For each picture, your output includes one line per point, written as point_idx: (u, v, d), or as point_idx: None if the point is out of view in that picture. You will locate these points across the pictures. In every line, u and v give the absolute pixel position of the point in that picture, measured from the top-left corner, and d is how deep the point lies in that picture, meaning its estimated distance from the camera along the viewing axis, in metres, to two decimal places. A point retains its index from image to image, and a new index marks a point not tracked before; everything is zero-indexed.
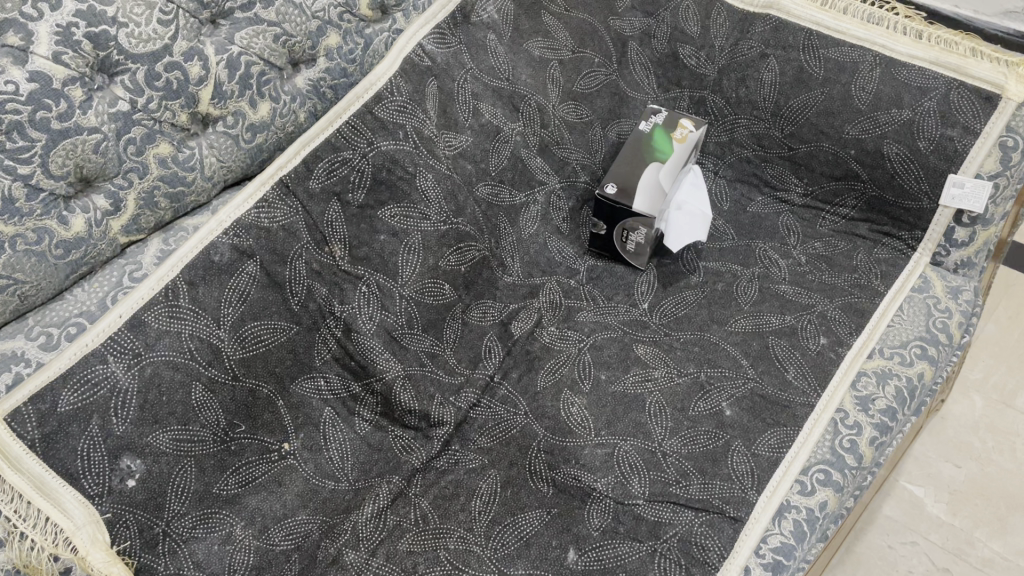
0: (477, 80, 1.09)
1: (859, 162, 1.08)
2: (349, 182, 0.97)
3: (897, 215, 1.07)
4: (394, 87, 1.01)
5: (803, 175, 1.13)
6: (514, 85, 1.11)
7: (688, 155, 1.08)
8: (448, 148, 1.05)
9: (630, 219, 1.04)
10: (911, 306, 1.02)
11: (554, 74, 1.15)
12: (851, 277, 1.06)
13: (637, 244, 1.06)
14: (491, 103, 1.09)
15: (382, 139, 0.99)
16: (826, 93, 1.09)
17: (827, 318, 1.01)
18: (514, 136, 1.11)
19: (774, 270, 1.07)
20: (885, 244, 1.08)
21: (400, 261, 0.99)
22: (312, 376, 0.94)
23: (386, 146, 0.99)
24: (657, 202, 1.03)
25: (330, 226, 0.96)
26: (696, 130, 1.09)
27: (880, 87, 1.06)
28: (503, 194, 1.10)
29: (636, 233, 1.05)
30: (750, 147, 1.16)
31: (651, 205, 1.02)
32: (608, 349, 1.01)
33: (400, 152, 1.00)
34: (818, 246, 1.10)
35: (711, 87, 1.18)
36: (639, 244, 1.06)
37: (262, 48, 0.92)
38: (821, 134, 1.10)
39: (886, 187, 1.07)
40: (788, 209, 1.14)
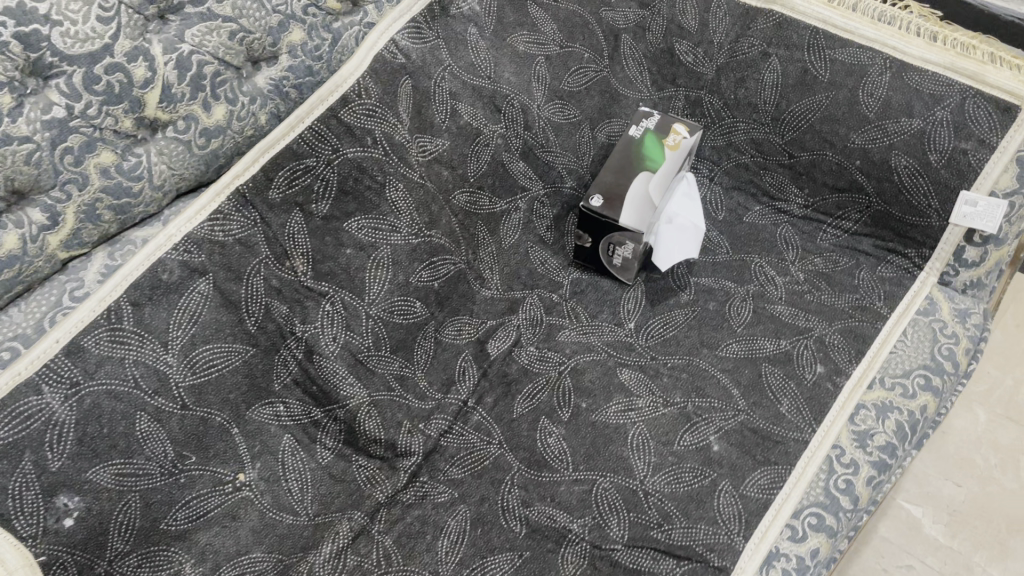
0: (456, 78, 1.01)
1: (864, 173, 1.00)
2: (311, 191, 0.90)
3: (903, 232, 1.00)
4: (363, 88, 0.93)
5: (804, 185, 1.05)
6: (496, 84, 1.04)
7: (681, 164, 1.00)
8: (421, 153, 0.97)
9: (616, 233, 0.97)
10: (916, 330, 0.96)
11: (539, 71, 1.07)
12: (851, 298, 0.99)
13: (623, 259, 1.00)
14: (470, 104, 1.02)
15: (349, 146, 0.92)
16: (831, 97, 1.01)
17: (826, 344, 0.95)
18: (495, 139, 1.03)
19: (770, 288, 1.00)
20: (891, 261, 1.01)
21: (367, 277, 0.92)
22: (269, 403, 0.88)
23: (353, 153, 0.92)
24: (646, 216, 0.96)
25: (291, 238, 0.89)
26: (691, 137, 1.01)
27: (890, 93, 0.98)
28: (481, 201, 1.03)
29: (622, 247, 0.98)
30: (748, 153, 1.08)
31: (639, 220, 0.95)
32: (590, 373, 0.95)
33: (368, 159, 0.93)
34: (818, 262, 1.03)
35: (708, 86, 1.10)
36: (624, 259, 1.00)
37: (216, 46, 0.84)
38: (825, 142, 1.02)
39: (892, 202, 0.99)
40: (787, 220, 1.06)
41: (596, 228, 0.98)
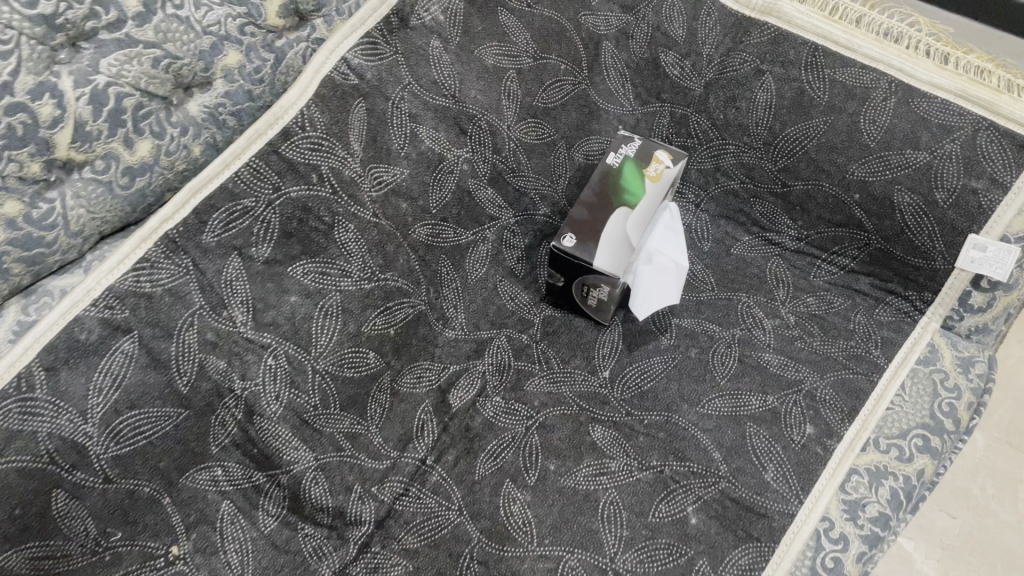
0: (416, 98, 0.92)
1: (863, 209, 0.91)
2: (251, 234, 0.81)
3: (904, 273, 0.92)
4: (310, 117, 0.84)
5: (797, 217, 0.97)
6: (461, 103, 0.94)
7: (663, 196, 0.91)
8: (377, 185, 0.88)
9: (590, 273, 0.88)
10: (915, 383, 0.89)
11: (510, 87, 0.97)
12: (845, 345, 0.91)
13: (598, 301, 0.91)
14: (432, 127, 0.93)
15: (291, 185, 0.81)
16: (830, 122, 0.92)
17: (816, 400, 0.87)
18: (460, 164, 0.94)
19: (758, 332, 0.92)
20: (889, 303, 0.93)
21: (314, 327, 0.83)
22: (206, 468, 0.79)
23: (296, 193, 0.81)
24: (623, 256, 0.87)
25: (228, 286, 0.81)
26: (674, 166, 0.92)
27: (895, 122, 0.89)
28: (445, 233, 0.94)
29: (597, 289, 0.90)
30: (737, 179, 0.99)
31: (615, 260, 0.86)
32: (560, 431, 0.87)
33: (313, 199, 0.82)
34: (811, 302, 0.95)
35: (695, 104, 1.00)
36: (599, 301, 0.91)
37: (136, 76, 0.74)
38: (821, 172, 0.93)
39: (894, 240, 0.91)
40: (778, 253, 0.98)
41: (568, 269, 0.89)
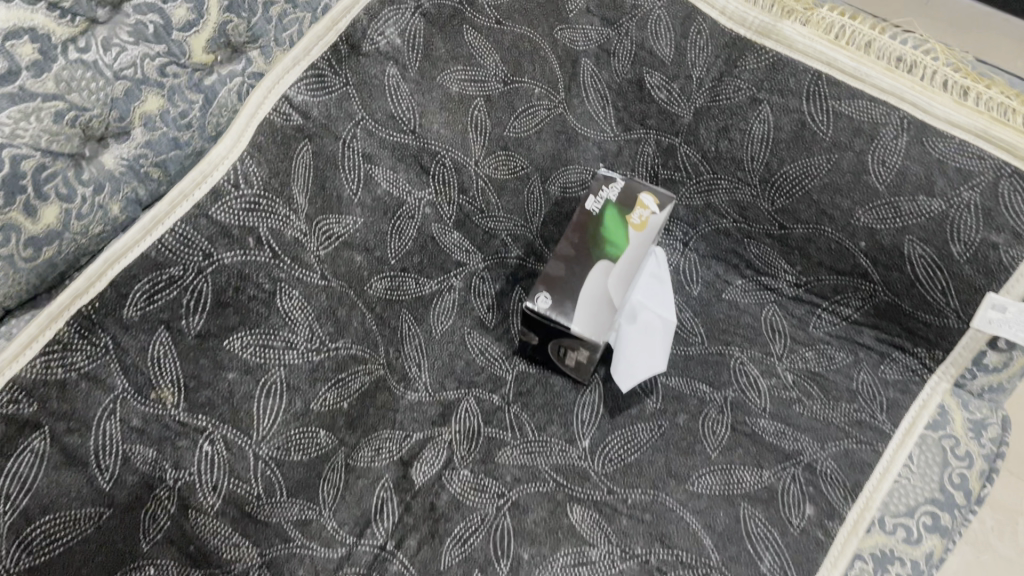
0: (370, 136, 0.81)
1: (870, 258, 0.83)
2: (180, 305, 0.71)
3: (912, 327, 0.83)
4: (247, 171, 0.73)
5: (795, 261, 0.88)
6: (422, 138, 0.83)
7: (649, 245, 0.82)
8: (325, 239, 0.78)
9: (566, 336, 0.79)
10: (924, 452, 0.81)
11: (478, 116, 0.86)
12: (847, 408, 0.83)
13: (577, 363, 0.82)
14: (389, 167, 0.82)
15: (222, 250, 0.72)
16: (833, 161, 0.82)
17: (816, 473, 0.80)
18: (422, 208, 0.84)
19: (752, 395, 0.84)
20: (896, 360, 0.85)
21: (255, 407, 0.74)
22: (135, 571, 0.69)
23: (229, 259, 0.72)
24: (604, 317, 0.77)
25: (156, 364, 0.71)
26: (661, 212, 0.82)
27: (906, 164, 0.79)
28: (407, 284, 0.84)
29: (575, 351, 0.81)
30: (730, 218, 0.90)
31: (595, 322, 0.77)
32: (534, 512, 0.78)
33: (249, 265, 0.73)
34: (809, 357, 0.86)
35: (684, 133, 0.90)
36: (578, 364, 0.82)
37: (35, 135, 0.62)
38: (823, 216, 0.84)
39: (903, 294, 0.82)
40: (775, 299, 0.89)
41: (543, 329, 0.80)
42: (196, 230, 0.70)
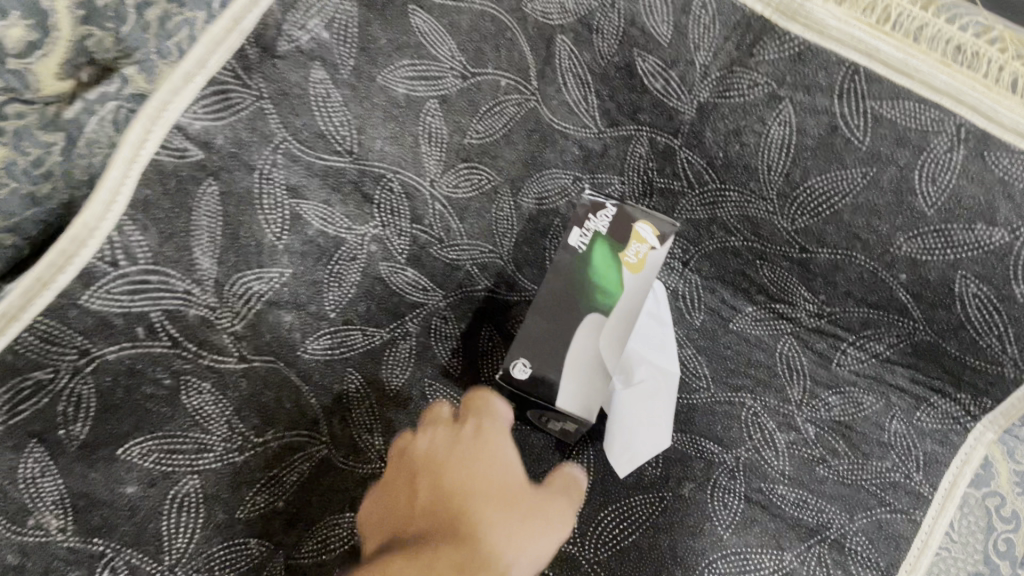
0: (293, 163, 0.63)
1: (911, 293, 0.69)
2: (55, 414, 0.55)
3: (958, 370, 0.70)
4: (127, 242, 0.55)
5: (818, 290, 0.73)
6: (363, 160, 0.65)
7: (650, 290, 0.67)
8: (242, 304, 0.61)
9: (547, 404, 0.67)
10: (966, 519, 0.71)
11: (431, 124, 0.68)
12: (878, 468, 0.71)
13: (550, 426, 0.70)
14: (321, 200, 0.65)
15: (104, 344, 0.55)
16: (873, 176, 0.66)
17: (844, 551, 0.68)
18: (366, 246, 0.68)
19: (768, 455, 0.72)
20: (935, 405, 0.73)
21: (168, 523, 0.59)
22: None
23: (114, 356, 0.56)
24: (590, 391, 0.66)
25: (32, 487, 0.55)
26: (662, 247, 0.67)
27: (963, 184, 0.63)
28: (353, 339, 0.69)
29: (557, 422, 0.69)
30: (740, 235, 0.75)
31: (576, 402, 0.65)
32: None
33: (140, 359, 0.57)
34: (833, 404, 0.74)
35: (685, 134, 0.72)
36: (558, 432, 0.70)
37: None
38: (855, 240, 0.69)
39: (948, 334, 0.69)
40: (791, 329, 0.76)
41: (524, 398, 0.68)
42: (64, 322, 0.53)
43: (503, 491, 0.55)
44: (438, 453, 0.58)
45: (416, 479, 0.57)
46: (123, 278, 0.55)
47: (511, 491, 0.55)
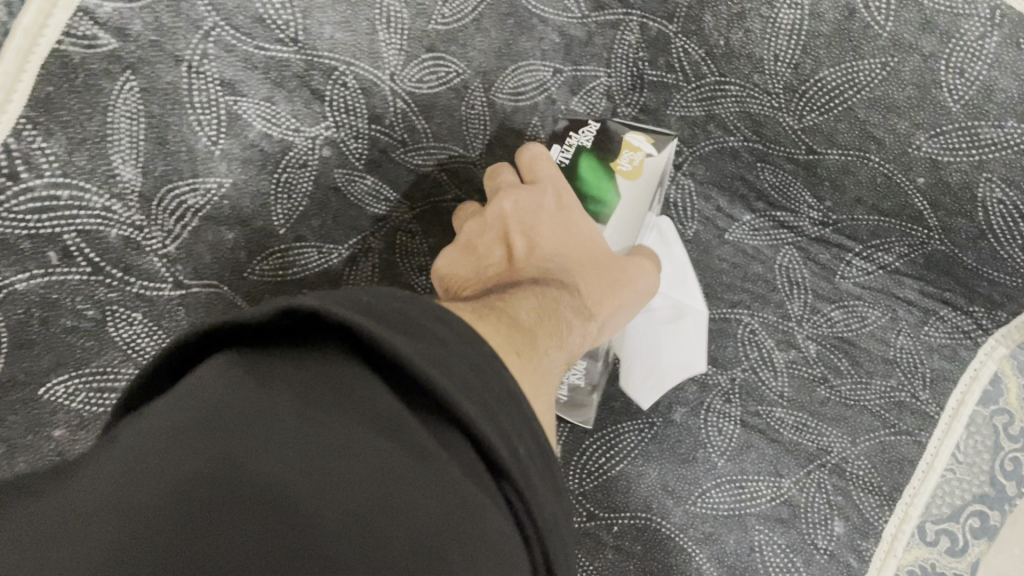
0: (227, 54, 0.53)
1: (928, 198, 0.62)
2: None
3: (970, 284, 0.65)
4: (27, 150, 0.45)
5: (824, 195, 0.67)
6: (310, 49, 0.56)
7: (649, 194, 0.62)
8: (174, 221, 0.53)
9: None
10: (973, 438, 0.63)
11: (390, 6, 0.58)
12: (881, 387, 0.66)
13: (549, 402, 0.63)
14: (263, 97, 0.56)
15: (11, 273, 0.46)
16: (893, 67, 0.57)
17: (846, 476, 0.64)
18: (318, 150, 0.59)
19: (766, 376, 0.67)
20: (944, 318, 0.67)
21: None
22: None
23: (23, 286, 0.47)
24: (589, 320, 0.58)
25: None
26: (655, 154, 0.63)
27: (995, 75, 0.54)
28: (307, 257, 0.62)
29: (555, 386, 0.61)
30: (738, 136, 0.68)
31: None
32: None
33: (55, 289, 0.48)
34: (836, 319, 0.68)
35: (681, 19, 0.64)
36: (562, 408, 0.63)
37: None
38: (869, 140, 0.62)
39: (966, 247, 0.63)
40: (793, 240, 0.70)
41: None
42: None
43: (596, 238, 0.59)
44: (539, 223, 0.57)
45: (491, 267, 0.56)
46: (26, 193, 0.46)
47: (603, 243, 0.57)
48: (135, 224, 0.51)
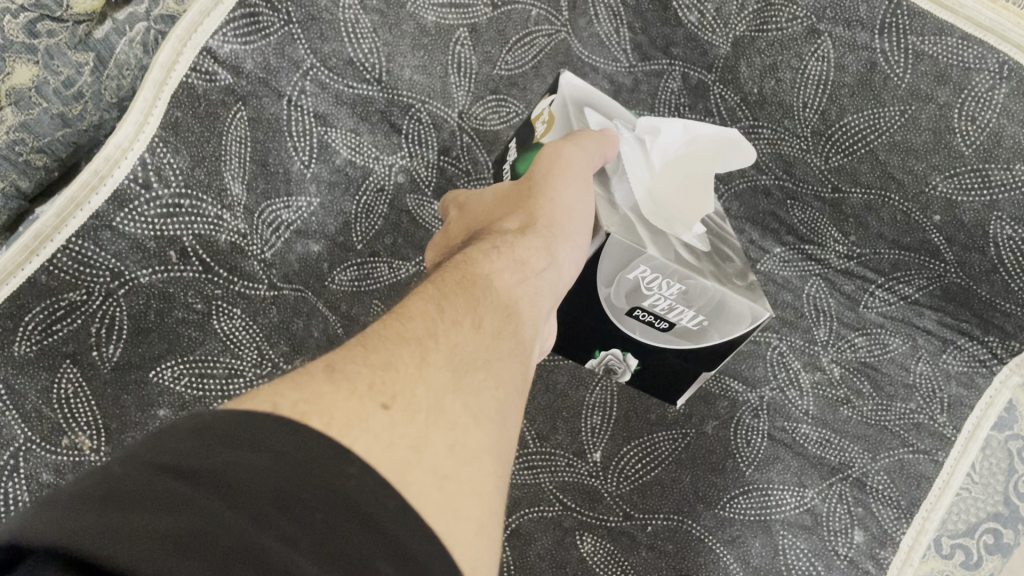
0: (322, 91, 0.64)
1: (944, 234, 0.69)
2: (88, 335, 0.56)
3: (986, 314, 0.71)
4: (159, 164, 0.58)
5: (850, 231, 0.73)
6: (391, 89, 0.67)
7: (590, 114, 0.60)
8: (271, 232, 0.62)
9: (635, 306, 0.57)
10: (987, 461, 0.68)
11: (461, 53, 0.68)
12: (902, 410, 0.71)
13: (704, 331, 0.58)
14: (349, 128, 0.66)
15: (136, 268, 0.57)
16: (910, 114, 0.65)
17: (867, 489, 0.68)
18: (393, 176, 0.68)
19: (793, 395, 0.72)
20: (962, 347, 0.72)
21: None
22: None
23: (147, 279, 0.58)
24: (628, 227, 0.54)
25: (68, 406, 0.55)
26: (579, 87, 0.62)
27: (1003, 123, 0.62)
28: (381, 270, 0.65)
29: (680, 314, 0.57)
30: (771, 173, 0.74)
31: (624, 242, 0.53)
32: (541, 542, 0.64)
33: (172, 283, 0.58)
34: (860, 345, 0.73)
35: (719, 69, 0.72)
36: (725, 323, 0.56)
37: None
38: (889, 180, 0.69)
39: (980, 278, 0.69)
40: (820, 272, 0.75)
41: (645, 378, 0.67)
42: (98, 244, 0.56)
43: (519, 184, 0.56)
44: (455, 232, 0.58)
45: None
46: (155, 201, 0.58)
47: (525, 177, 0.56)
48: (240, 231, 0.61)
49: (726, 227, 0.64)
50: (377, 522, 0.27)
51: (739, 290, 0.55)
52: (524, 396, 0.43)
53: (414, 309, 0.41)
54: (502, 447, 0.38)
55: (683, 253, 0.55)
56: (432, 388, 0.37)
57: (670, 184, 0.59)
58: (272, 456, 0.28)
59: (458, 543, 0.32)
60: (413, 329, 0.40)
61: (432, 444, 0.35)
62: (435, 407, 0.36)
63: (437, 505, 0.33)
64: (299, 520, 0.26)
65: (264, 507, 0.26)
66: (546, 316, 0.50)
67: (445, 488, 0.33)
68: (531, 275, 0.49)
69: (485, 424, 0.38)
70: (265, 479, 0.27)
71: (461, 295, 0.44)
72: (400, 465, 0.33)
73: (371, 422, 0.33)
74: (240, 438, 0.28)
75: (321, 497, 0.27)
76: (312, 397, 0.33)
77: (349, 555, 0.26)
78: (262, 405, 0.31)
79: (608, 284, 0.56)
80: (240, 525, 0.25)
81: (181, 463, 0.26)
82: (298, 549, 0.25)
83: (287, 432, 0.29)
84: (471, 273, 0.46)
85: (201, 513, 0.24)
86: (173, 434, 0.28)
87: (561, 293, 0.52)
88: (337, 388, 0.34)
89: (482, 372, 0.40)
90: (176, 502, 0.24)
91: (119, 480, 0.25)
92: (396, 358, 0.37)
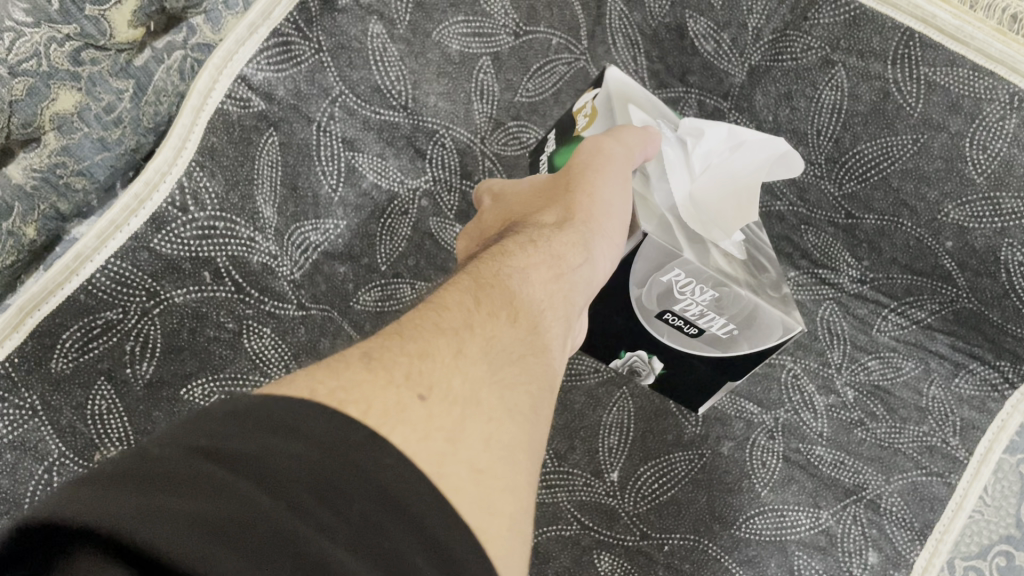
0: (350, 116, 0.67)
1: (957, 260, 0.70)
2: (123, 353, 0.57)
3: (997, 339, 0.72)
4: (196, 188, 0.60)
5: (863, 256, 0.74)
6: (416, 115, 0.69)
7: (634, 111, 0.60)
8: (301, 253, 0.64)
9: (666, 308, 0.59)
10: (999, 484, 0.69)
11: (483, 81, 0.71)
12: (915, 432, 0.72)
13: (733, 339, 0.59)
14: (376, 154, 0.68)
15: (171, 288, 0.59)
16: (923, 143, 0.67)
17: (881, 510, 0.69)
18: (417, 200, 0.68)
19: (808, 417, 0.73)
20: (973, 371, 0.73)
21: None
22: None
23: (181, 299, 0.59)
24: (665, 228, 0.55)
25: (101, 422, 0.56)
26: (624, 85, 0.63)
27: (1014, 152, 0.63)
28: (402, 292, 0.66)
29: (711, 321, 0.58)
30: (787, 200, 0.75)
31: (662, 243, 0.54)
32: (560, 560, 0.65)
33: (206, 303, 0.60)
34: (873, 368, 0.74)
35: (734, 97, 0.73)
36: (756, 334, 0.58)
37: None
38: (902, 207, 0.70)
39: (993, 304, 0.70)
40: (835, 296, 0.76)
41: (668, 383, 0.68)
42: (135, 264, 0.58)
43: (556, 178, 0.57)
44: (490, 217, 0.60)
45: None
46: (191, 223, 0.60)
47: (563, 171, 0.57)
48: (272, 253, 0.62)
49: (761, 237, 0.65)
50: (412, 515, 0.29)
51: (772, 301, 0.57)
52: (556, 391, 0.45)
53: (451, 302, 0.43)
54: (532, 443, 0.40)
55: (720, 260, 0.56)
56: (467, 381, 0.38)
57: (710, 189, 0.59)
58: (308, 439, 0.29)
59: (487, 540, 0.33)
60: (450, 321, 0.41)
61: (467, 436, 0.36)
62: (468, 400, 0.38)
63: (471, 500, 0.34)
64: (335, 509, 0.27)
65: (303, 494, 0.27)
66: (577, 312, 0.51)
67: (477, 481, 0.35)
68: (565, 272, 0.50)
69: (517, 420, 0.39)
70: (301, 463, 0.28)
71: (493, 291, 0.45)
72: (435, 457, 0.34)
73: (407, 413, 0.34)
74: (278, 422, 0.29)
75: (357, 487, 0.28)
76: (348, 385, 0.34)
77: (382, 548, 0.27)
78: (300, 391, 0.33)
79: (640, 285, 0.58)
80: (276, 514, 0.25)
81: (219, 445, 0.27)
82: (335, 541, 0.26)
83: (326, 418, 0.30)
84: (504, 268, 0.47)
85: (242, 500, 0.25)
86: (209, 418, 0.29)
87: (595, 288, 0.53)
88: (376, 376, 0.35)
89: (514, 368, 0.42)
90: (218, 484, 0.25)
91: (157, 459, 0.26)
92: (433, 348, 0.39)
